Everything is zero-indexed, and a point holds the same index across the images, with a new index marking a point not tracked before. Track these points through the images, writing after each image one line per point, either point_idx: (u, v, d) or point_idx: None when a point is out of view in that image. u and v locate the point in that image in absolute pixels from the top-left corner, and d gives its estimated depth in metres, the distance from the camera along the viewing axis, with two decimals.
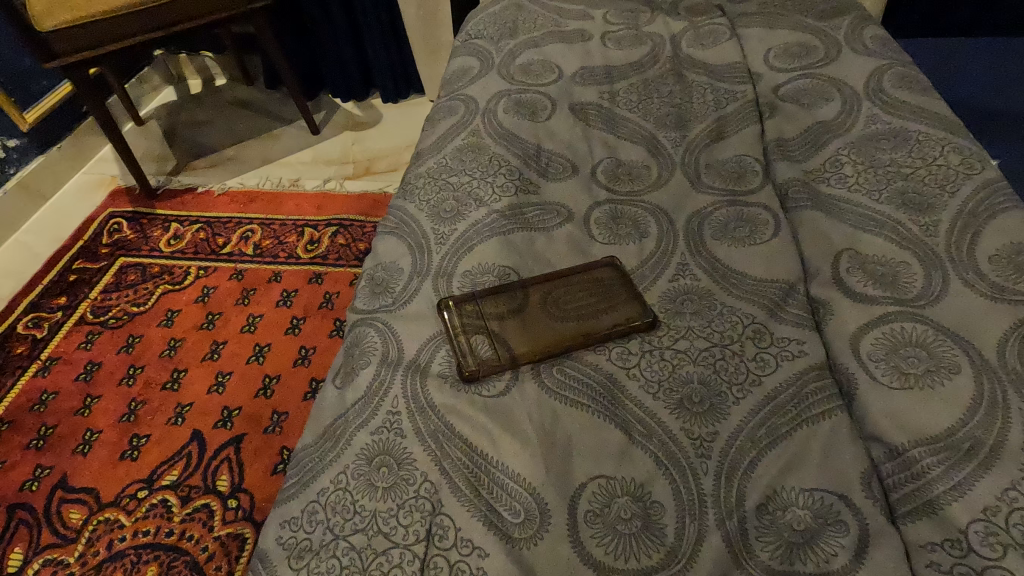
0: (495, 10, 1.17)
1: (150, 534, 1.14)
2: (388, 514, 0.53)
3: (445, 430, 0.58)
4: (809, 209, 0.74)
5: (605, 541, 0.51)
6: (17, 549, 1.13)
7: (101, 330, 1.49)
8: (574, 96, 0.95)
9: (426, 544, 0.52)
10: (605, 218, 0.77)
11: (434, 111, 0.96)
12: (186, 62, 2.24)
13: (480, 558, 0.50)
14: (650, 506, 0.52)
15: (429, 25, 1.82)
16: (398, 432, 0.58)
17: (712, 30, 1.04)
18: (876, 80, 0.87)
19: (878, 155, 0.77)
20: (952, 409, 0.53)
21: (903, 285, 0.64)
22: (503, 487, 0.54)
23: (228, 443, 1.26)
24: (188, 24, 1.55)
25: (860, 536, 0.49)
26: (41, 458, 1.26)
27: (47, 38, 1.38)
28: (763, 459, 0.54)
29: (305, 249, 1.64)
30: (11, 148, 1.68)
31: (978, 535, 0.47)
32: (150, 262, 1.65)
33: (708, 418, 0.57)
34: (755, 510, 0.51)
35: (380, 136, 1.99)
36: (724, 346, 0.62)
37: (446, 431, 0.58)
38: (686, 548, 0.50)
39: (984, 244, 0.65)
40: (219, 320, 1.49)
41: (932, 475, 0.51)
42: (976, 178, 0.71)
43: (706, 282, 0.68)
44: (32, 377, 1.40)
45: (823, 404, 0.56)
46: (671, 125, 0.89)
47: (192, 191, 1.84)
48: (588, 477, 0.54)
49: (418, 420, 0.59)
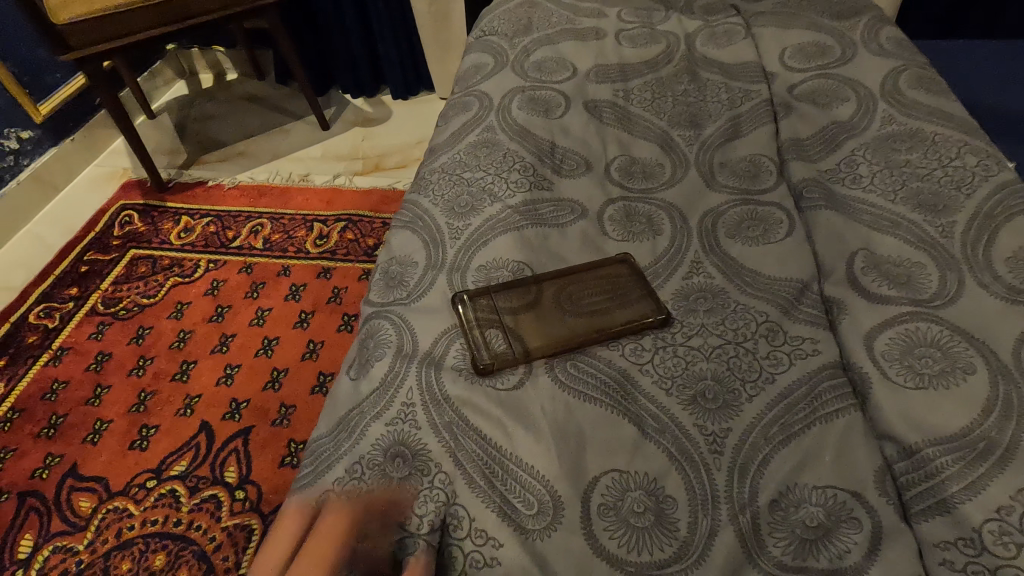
0: (509, 7, 1.17)
1: (159, 524, 1.15)
2: (403, 503, 0.54)
3: (459, 422, 0.58)
4: (824, 208, 0.74)
5: (619, 534, 0.51)
6: (27, 535, 1.15)
7: (111, 321, 1.50)
8: (588, 93, 0.95)
9: (441, 533, 0.52)
10: (619, 215, 0.77)
11: (448, 107, 0.97)
12: (198, 56, 2.26)
13: (494, 547, 0.51)
14: (663, 499, 0.53)
15: (439, 22, 1.82)
16: (413, 423, 0.59)
17: (727, 29, 1.04)
18: (893, 81, 0.87)
19: (894, 156, 0.77)
20: (967, 410, 0.53)
21: (918, 285, 0.64)
22: (517, 479, 0.54)
23: (236, 435, 1.27)
24: (202, 19, 1.56)
25: (873, 533, 0.49)
26: (51, 447, 1.27)
27: (62, 31, 1.40)
28: (776, 456, 0.54)
29: (314, 244, 1.64)
30: (25, 139, 1.70)
31: (992, 534, 0.47)
32: (161, 254, 1.66)
33: (722, 414, 0.57)
34: (768, 506, 0.51)
35: (391, 132, 1.99)
36: (737, 343, 0.62)
37: (460, 423, 0.58)
38: (698, 541, 0.50)
39: (1001, 246, 0.65)
40: (228, 313, 1.50)
41: (946, 475, 0.51)
42: (993, 180, 0.71)
43: (719, 280, 0.69)
44: (43, 367, 1.42)
45: (837, 404, 0.56)
46: (685, 123, 0.89)
47: (203, 185, 1.85)
48: (601, 470, 0.54)
49: (433, 412, 0.59)
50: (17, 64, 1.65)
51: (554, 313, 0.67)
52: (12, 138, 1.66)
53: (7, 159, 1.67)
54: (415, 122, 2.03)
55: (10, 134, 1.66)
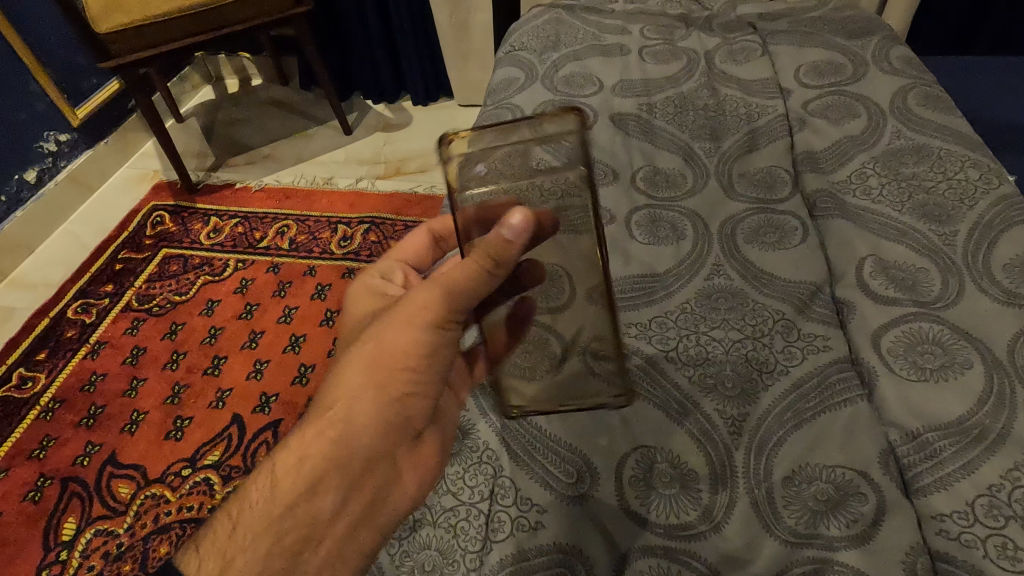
0: (538, 22, 1.24)
1: (194, 510, 1.22)
2: (463, 489, 0.61)
3: (533, 441, 0.62)
4: (836, 217, 0.80)
5: (648, 500, 0.57)
6: (70, 519, 1.22)
7: (146, 317, 1.59)
8: (614, 107, 1.02)
9: (490, 501, 0.60)
10: (645, 221, 0.84)
11: (483, 118, 1.04)
12: (224, 62, 2.35)
13: (539, 513, 0.57)
14: (686, 472, 0.59)
15: (460, 31, 1.90)
16: (477, 440, 0.64)
17: (745, 47, 1.10)
18: (901, 98, 0.93)
19: (901, 169, 0.83)
20: (964, 400, 0.60)
21: (923, 288, 0.69)
22: (555, 452, 0.61)
23: (267, 428, 1.34)
24: (232, 28, 1.63)
25: (878, 505, 0.55)
26: (90, 435, 1.35)
27: (104, 39, 1.48)
28: (790, 438, 0.60)
29: (338, 246, 1.72)
30: (63, 142, 1.79)
31: (983, 508, 0.53)
32: (192, 254, 1.74)
33: (741, 401, 0.63)
34: (781, 482, 0.57)
35: (411, 138, 2.07)
36: (755, 338, 0.68)
37: (533, 441, 0.62)
38: (719, 510, 0.56)
39: (999, 253, 0.71)
40: (257, 311, 1.57)
41: (943, 455, 0.57)
42: (994, 192, 0.77)
43: (738, 282, 0.75)
44: (81, 360, 1.50)
45: (846, 393, 0.62)
46: (705, 136, 0.95)
47: (231, 187, 1.93)
48: (633, 447, 0.61)
49: (505, 434, 0.63)
50: (56, 70, 1.74)
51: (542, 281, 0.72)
52: (51, 141, 1.75)
53: (46, 160, 1.75)
54: (438, 128, 2.10)
55: (49, 137, 1.75)
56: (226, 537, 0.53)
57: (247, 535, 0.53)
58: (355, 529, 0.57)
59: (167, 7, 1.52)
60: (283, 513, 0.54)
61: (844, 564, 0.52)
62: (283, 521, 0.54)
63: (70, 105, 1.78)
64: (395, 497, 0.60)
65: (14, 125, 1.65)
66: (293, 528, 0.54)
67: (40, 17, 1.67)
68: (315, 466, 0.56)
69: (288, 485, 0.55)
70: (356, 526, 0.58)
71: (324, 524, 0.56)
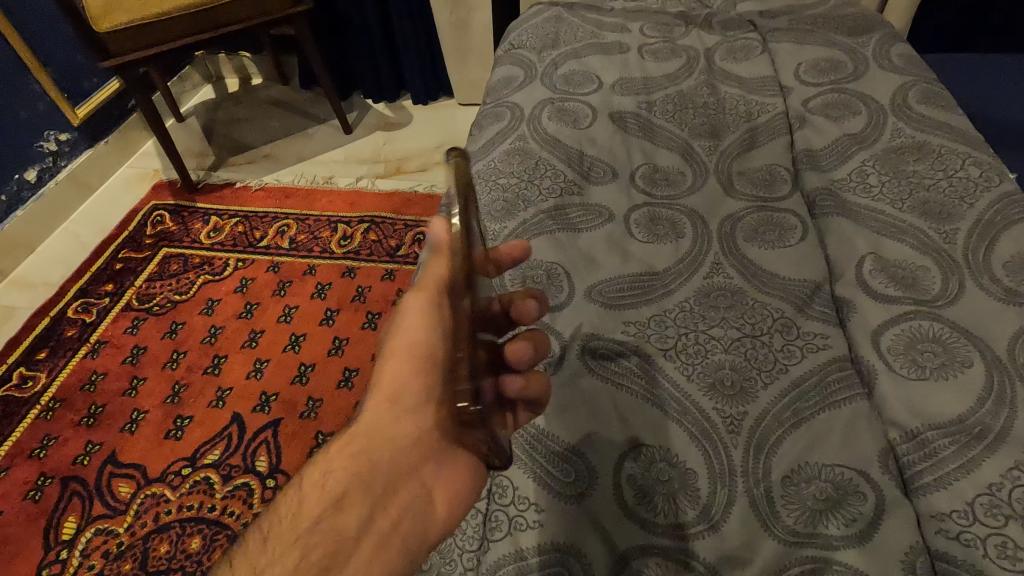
0: (538, 20, 1.23)
1: (194, 509, 1.22)
2: None
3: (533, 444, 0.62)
4: (836, 215, 0.80)
5: (645, 500, 0.57)
6: (70, 518, 1.22)
7: (146, 316, 1.58)
8: (614, 105, 1.01)
9: (488, 501, 0.60)
10: (644, 219, 0.83)
11: (481, 116, 1.03)
12: (224, 61, 2.35)
13: (536, 513, 0.57)
14: (685, 471, 0.59)
15: (460, 30, 1.89)
16: None
17: (745, 45, 1.10)
18: (901, 96, 0.92)
19: (901, 166, 0.83)
20: (964, 398, 0.59)
21: (923, 286, 0.69)
22: (552, 451, 0.61)
23: (266, 427, 1.33)
24: (232, 27, 1.63)
25: (877, 505, 0.54)
26: (91, 435, 1.34)
27: (103, 38, 1.48)
28: (789, 437, 0.60)
29: (338, 245, 1.72)
30: (63, 141, 1.79)
31: (983, 507, 0.53)
32: (192, 253, 1.74)
33: (740, 399, 0.63)
34: (780, 481, 0.57)
35: (411, 137, 2.07)
36: (755, 336, 0.68)
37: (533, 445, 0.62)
38: (717, 509, 0.56)
39: (1000, 251, 0.70)
40: (257, 310, 1.57)
41: (943, 455, 0.57)
42: (994, 190, 0.76)
43: (738, 280, 0.74)
44: (81, 359, 1.50)
45: (845, 392, 0.62)
46: (705, 134, 0.95)
47: (231, 186, 1.93)
48: (630, 446, 0.60)
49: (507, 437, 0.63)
50: (56, 69, 1.74)
51: (572, 298, 0.74)
52: (51, 140, 1.75)
53: (46, 160, 1.75)
54: (438, 127, 2.10)
55: (50, 136, 1.75)
56: (248, 556, 0.52)
57: (271, 552, 0.51)
58: (383, 551, 0.53)
59: (167, 7, 1.51)
60: (309, 530, 0.53)
61: (842, 564, 0.52)
62: (306, 540, 0.52)
63: (70, 105, 1.78)
64: (422, 520, 0.56)
65: (15, 125, 1.65)
66: (319, 544, 0.52)
67: (40, 17, 1.67)
68: (336, 480, 0.55)
69: (314, 500, 0.55)
70: (383, 548, 0.53)
71: (350, 542, 0.52)
